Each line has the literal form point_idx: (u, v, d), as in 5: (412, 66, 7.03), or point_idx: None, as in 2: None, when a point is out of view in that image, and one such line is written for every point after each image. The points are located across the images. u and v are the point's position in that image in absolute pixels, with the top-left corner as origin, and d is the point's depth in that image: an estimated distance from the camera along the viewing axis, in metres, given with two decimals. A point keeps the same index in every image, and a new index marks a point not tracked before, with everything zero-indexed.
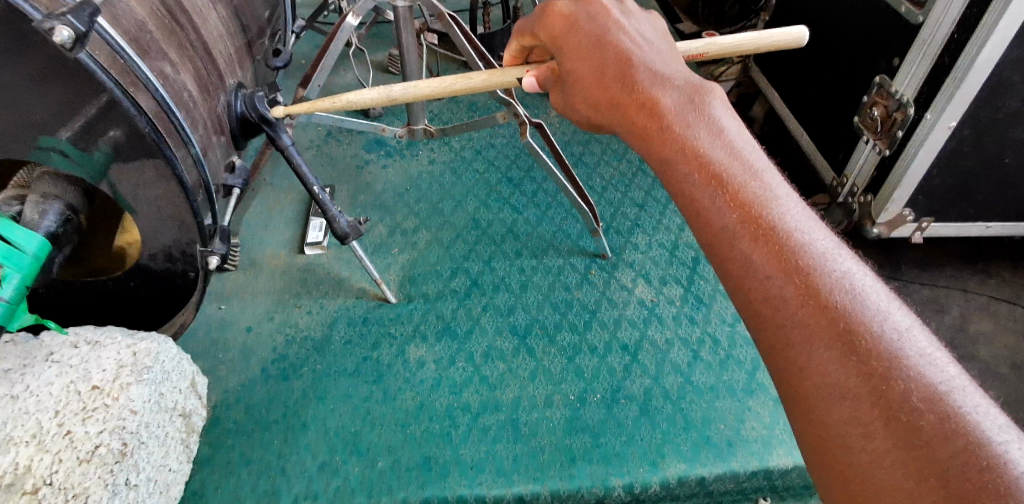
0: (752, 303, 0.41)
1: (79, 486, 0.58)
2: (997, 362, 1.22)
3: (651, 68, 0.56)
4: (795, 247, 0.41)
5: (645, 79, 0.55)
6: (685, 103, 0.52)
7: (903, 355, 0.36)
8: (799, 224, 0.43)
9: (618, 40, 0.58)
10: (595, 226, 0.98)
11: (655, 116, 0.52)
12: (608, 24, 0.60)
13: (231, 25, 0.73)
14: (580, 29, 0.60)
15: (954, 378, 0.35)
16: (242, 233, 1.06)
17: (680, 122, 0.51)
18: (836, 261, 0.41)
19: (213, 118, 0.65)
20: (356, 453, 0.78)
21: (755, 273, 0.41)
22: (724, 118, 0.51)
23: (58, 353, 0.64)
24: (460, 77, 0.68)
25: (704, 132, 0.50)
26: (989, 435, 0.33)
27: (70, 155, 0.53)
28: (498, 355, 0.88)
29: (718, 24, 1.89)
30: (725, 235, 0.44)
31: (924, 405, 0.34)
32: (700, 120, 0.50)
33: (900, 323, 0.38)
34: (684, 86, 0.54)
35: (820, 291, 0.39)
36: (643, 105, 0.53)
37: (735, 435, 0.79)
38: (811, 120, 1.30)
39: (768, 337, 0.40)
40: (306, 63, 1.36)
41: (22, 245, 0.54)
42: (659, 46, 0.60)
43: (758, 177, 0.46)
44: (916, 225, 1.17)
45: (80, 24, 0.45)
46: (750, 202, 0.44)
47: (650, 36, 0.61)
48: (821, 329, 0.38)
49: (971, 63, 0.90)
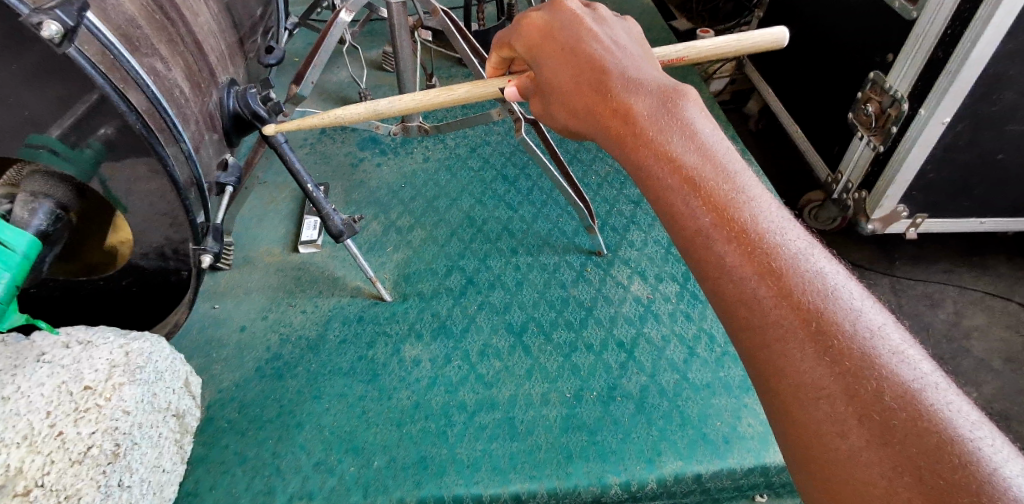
0: (726, 302, 0.41)
1: (71, 487, 0.57)
2: (990, 357, 1.22)
3: (625, 73, 0.55)
4: (768, 248, 0.41)
5: (619, 85, 0.55)
6: (657, 108, 0.51)
7: (876, 353, 0.36)
8: (772, 225, 0.43)
9: (591, 47, 0.59)
10: (591, 222, 0.98)
11: (628, 122, 0.52)
12: (583, 32, 0.60)
13: (223, 21, 0.72)
14: (557, 39, 0.61)
15: (928, 375, 0.35)
16: (236, 231, 1.05)
17: (653, 127, 0.50)
18: (810, 260, 0.41)
19: (205, 114, 0.65)
20: (352, 452, 0.78)
21: (730, 275, 0.41)
22: (698, 120, 0.50)
23: (49, 354, 0.62)
24: (444, 91, 0.67)
25: (677, 136, 0.49)
26: (964, 432, 0.33)
27: (59, 151, 0.52)
28: (494, 353, 0.88)
29: (715, 19, 1.89)
30: (700, 237, 0.43)
31: (897, 403, 0.34)
32: (674, 126, 0.50)
33: (874, 322, 0.37)
34: (658, 90, 0.53)
35: (793, 291, 0.39)
36: (617, 111, 0.53)
37: (732, 432, 0.79)
38: (805, 117, 1.31)
39: (745, 338, 0.40)
40: (299, 60, 1.36)
41: (11, 244, 0.53)
42: (634, 50, 0.59)
43: (730, 180, 0.46)
44: (910, 220, 1.17)
45: (69, 19, 0.45)
46: (725, 205, 0.44)
47: (624, 40, 0.61)
48: (794, 329, 0.38)
49: (966, 58, 0.90)
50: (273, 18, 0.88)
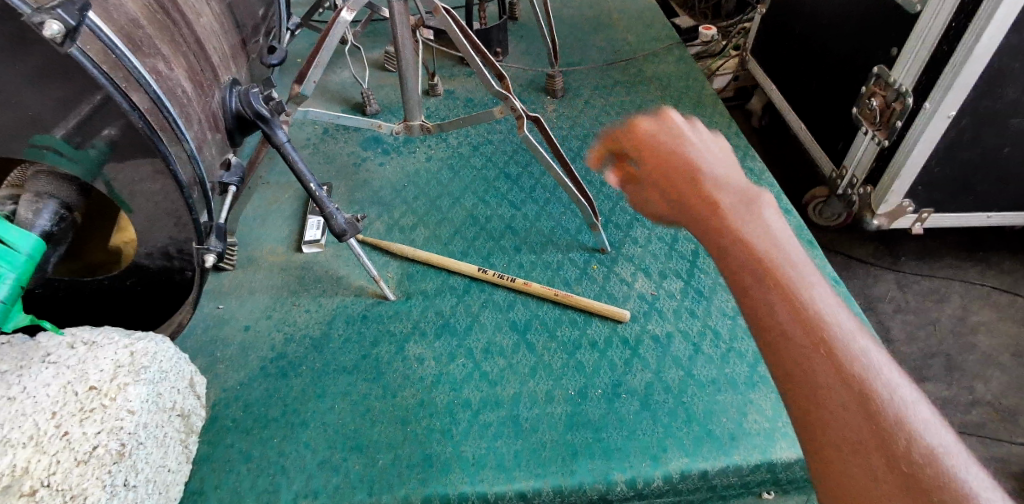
0: (778, 354, 0.50)
1: (76, 487, 0.57)
2: (998, 352, 1.22)
3: (712, 177, 0.77)
4: (819, 322, 0.51)
5: (708, 179, 0.77)
6: (739, 200, 0.71)
7: (909, 419, 0.44)
8: (827, 306, 0.52)
9: (690, 153, 0.84)
10: (594, 220, 0.98)
11: (709, 202, 0.71)
12: (685, 142, 0.87)
13: (226, 23, 0.72)
14: (662, 141, 0.88)
15: (950, 443, 0.43)
16: (241, 231, 1.06)
17: (734, 210, 0.69)
18: (858, 337, 0.50)
19: (209, 115, 0.65)
20: (357, 450, 0.78)
21: (783, 330, 0.51)
22: (771, 214, 0.69)
23: (55, 355, 0.63)
24: (523, 284, 0.93)
25: (750, 229, 0.63)
26: (977, 490, 0.40)
27: (63, 151, 0.52)
28: (498, 351, 0.88)
29: (716, 17, 1.93)
30: (762, 299, 0.53)
31: (924, 459, 0.42)
32: (748, 214, 0.68)
33: (909, 396, 0.46)
34: (739, 192, 0.74)
35: (843, 358, 0.48)
36: (705, 196, 0.73)
37: (737, 428, 0.79)
38: (808, 113, 1.30)
39: (788, 385, 0.49)
40: (301, 61, 1.37)
41: (16, 244, 0.54)
42: (719, 160, 0.85)
43: (796, 269, 0.56)
44: (916, 215, 1.16)
45: (70, 19, 0.45)
46: (792, 285, 0.54)
47: (715, 154, 0.87)
48: (839, 388, 0.46)
49: (973, 49, 0.90)
50: (275, 19, 0.88)
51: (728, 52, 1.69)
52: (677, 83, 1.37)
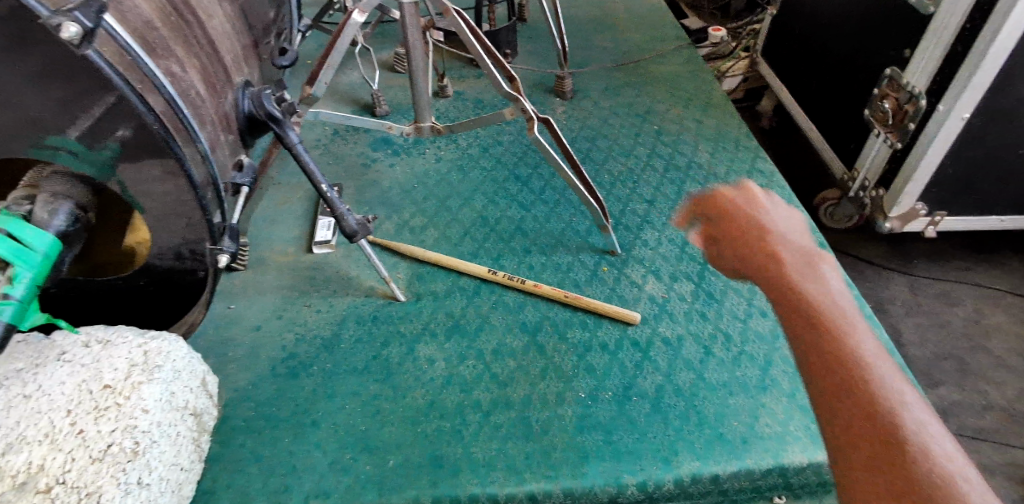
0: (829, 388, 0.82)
1: (92, 484, 0.58)
2: (1012, 355, 1.21)
3: (786, 242, 1.01)
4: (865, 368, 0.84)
5: (777, 244, 1.01)
6: (802, 260, 0.99)
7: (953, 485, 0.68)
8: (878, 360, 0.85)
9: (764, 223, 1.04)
10: (604, 221, 0.97)
11: (778, 264, 0.98)
12: (758, 213, 1.06)
13: (239, 24, 0.73)
14: (738, 210, 1.07)
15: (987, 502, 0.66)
16: (251, 232, 1.06)
17: (800, 277, 0.96)
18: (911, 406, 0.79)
19: (223, 115, 0.65)
20: (367, 450, 0.78)
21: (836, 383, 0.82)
22: (831, 275, 0.97)
23: (70, 353, 0.64)
24: (532, 285, 0.94)
25: (818, 287, 0.95)
26: None
27: (77, 152, 0.53)
28: (508, 353, 0.88)
29: (725, 17, 1.92)
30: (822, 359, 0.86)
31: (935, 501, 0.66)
32: (821, 278, 0.96)
33: (942, 442, 0.74)
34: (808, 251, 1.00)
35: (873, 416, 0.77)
36: (772, 261, 0.98)
37: (749, 432, 0.78)
38: (819, 114, 1.29)
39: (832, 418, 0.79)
40: (311, 62, 1.38)
41: (30, 243, 0.55)
42: (791, 224, 1.04)
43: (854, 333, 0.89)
44: (929, 218, 1.15)
45: (88, 21, 0.46)
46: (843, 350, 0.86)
47: (779, 215, 1.06)
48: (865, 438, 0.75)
49: (988, 49, 0.89)
50: (286, 21, 0.89)
51: (738, 53, 1.69)
52: (687, 84, 1.36)
